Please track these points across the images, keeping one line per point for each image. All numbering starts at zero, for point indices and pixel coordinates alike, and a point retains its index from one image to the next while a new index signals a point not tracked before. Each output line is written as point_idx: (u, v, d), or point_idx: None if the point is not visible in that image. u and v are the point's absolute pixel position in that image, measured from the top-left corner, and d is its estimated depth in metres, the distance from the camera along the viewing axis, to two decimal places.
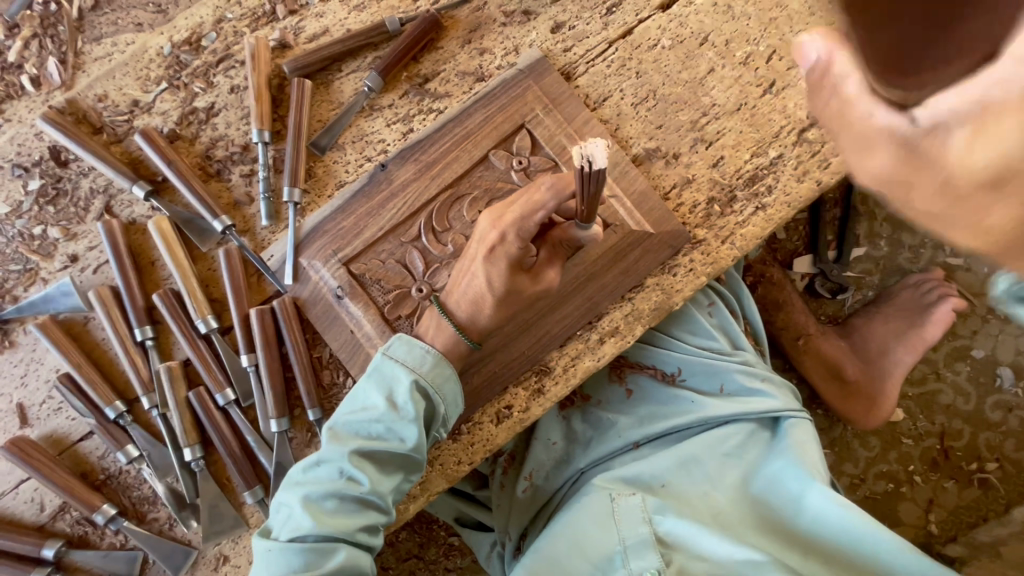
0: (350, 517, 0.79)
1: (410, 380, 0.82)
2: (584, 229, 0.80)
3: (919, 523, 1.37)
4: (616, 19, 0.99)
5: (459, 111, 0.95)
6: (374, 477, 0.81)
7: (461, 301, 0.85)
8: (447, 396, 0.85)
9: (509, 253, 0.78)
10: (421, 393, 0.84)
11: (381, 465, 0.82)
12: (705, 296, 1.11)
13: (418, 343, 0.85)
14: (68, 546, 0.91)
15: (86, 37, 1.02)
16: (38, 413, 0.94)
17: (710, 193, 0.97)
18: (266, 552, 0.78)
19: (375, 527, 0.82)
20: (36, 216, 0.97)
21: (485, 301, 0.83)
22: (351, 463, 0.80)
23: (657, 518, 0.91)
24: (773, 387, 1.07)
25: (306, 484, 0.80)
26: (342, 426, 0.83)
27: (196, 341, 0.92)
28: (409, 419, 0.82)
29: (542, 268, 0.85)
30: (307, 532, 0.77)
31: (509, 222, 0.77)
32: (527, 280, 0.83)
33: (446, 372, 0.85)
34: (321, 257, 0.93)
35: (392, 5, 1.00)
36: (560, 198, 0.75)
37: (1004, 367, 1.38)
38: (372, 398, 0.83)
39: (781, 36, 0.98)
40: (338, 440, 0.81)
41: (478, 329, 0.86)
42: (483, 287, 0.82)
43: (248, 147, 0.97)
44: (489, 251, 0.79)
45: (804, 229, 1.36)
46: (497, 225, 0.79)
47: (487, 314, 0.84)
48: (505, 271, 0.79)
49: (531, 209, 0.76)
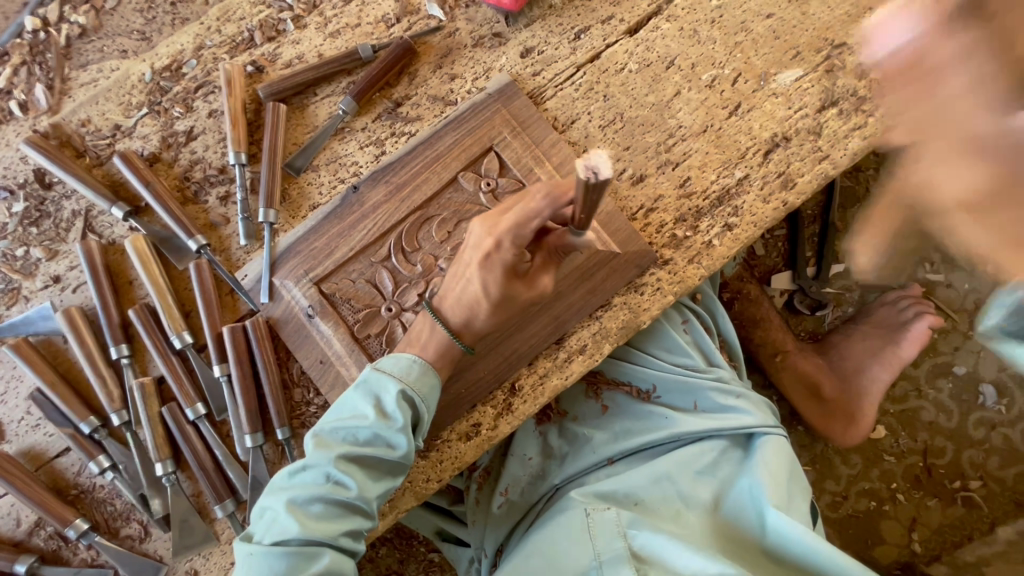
0: (335, 522, 0.80)
1: (398, 389, 0.83)
2: (578, 235, 0.77)
3: (902, 541, 1.35)
4: (584, 44, 1.01)
5: (429, 134, 0.97)
6: (361, 482, 0.81)
7: (456, 306, 0.86)
8: (430, 406, 0.86)
9: (505, 260, 0.79)
10: (407, 402, 0.84)
11: (367, 470, 0.83)
12: (679, 313, 1.10)
13: (405, 355, 0.87)
14: (40, 562, 0.92)
15: (73, 64, 1.05)
16: (16, 429, 0.97)
17: (677, 214, 0.98)
18: (248, 556, 0.78)
19: (359, 532, 0.83)
20: (20, 236, 1.00)
21: (480, 306, 0.84)
22: (338, 467, 0.80)
23: (632, 532, 0.91)
24: (749, 403, 1.06)
25: (292, 489, 0.80)
26: (329, 432, 0.83)
27: (170, 357, 0.94)
28: (398, 426, 0.82)
29: (537, 274, 0.85)
30: (291, 536, 0.77)
31: (504, 229, 0.77)
32: (522, 286, 0.83)
33: (431, 381, 0.86)
34: (293, 277, 0.95)
35: (366, 32, 1.03)
36: (555, 205, 0.74)
37: (986, 384, 1.37)
38: (360, 406, 0.84)
39: (746, 60, 1.00)
40: (324, 446, 0.82)
41: (472, 331, 0.88)
42: (479, 293, 0.82)
43: (225, 169, 1.00)
44: (485, 258, 0.79)
45: (783, 246, 1.37)
46: (492, 232, 0.79)
47: (482, 318, 0.85)
48: (502, 277, 0.80)
49: (526, 218, 0.76)
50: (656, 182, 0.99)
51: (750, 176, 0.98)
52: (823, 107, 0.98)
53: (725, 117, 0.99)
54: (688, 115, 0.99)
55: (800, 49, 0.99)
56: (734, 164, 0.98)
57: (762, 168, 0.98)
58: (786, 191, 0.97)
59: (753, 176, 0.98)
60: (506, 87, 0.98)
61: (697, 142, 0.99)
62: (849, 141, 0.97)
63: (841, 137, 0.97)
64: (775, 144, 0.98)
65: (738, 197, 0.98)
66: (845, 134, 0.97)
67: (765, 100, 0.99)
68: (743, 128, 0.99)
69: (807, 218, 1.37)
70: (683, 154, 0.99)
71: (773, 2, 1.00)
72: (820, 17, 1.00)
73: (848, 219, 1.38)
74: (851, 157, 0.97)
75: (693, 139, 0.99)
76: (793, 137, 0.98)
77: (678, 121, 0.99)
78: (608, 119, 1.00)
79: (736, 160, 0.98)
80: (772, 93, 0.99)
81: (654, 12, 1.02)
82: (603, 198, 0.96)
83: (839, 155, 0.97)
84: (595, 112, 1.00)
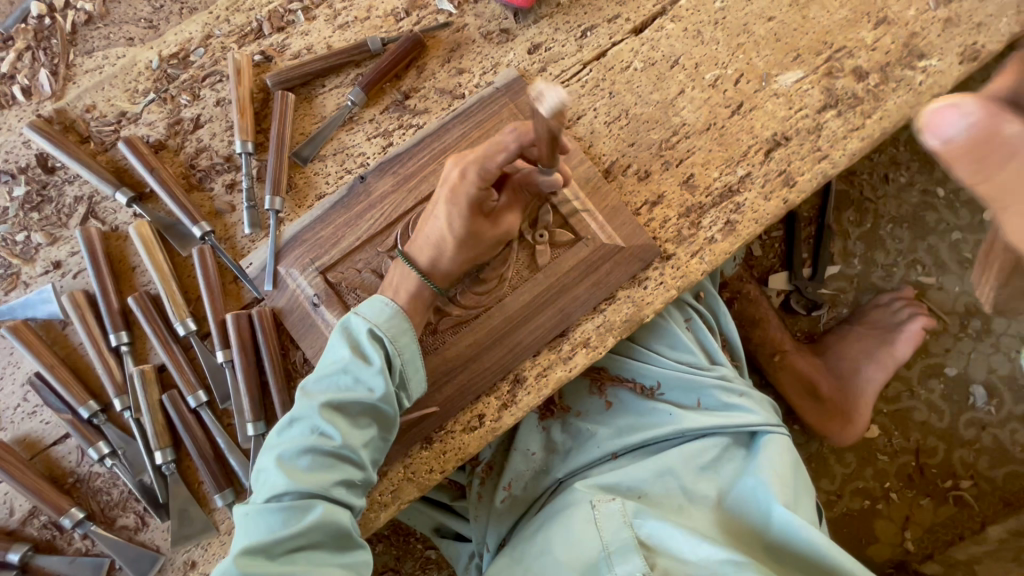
0: (324, 473, 0.79)
1: (367, 328, 0.83)
2: (545, 175, 0.81)
3: (895, 540, 1.37)
4: (590, 42, 1.03)
5: (437, 127, 0.98)
6: (345, 430, 0.80)
7: (423, 245, 0.86)
8: (404, 349, 0.85)
9: (469, 195, 0.79)
10: (379, 342, 0.84)
11: (351, 419, 0.82)
12: (681, 311, 1.12)
13: (379, 298, 0.86)
14: (34, 551, 0.91)
15: (78, 51, 1.05)
16: (12, 417, 0.95)
17: (681, 210, 1.00)
18: (244, 517, 0.78)
19: (353, 484, 0.81)
20: (21, 222, 0.99)
21: (446, 244, 0.84)
22: (322, 417, 0.79)
23: (637, 522, 0.92)
24: (752, 401, 1.07)
25: (281, 444, 0.80)
26: (313, 384, 0.83)
27: (172, 343, 0.93)
28: (375, 367, 0.82)
29: (502, 213, 0.87)
30: (282, 490, 0.76)
31: (471, 161, 0.78)
32: (486, 222, 0.85)
33: (405, 325, 0.85)
34: (298, 266, 0.95)
35: (375, 25, 1.04)
36: (521, 142, 0.74)
37: (977, 385, 1.39)
38: (337, 352, 0.84)
39: (748, 60, 1.02)
40: (309, 397, 0.82)
41: (440, 273, 0.88)
42: (443, 232, 0.83)
43: (231, 157, 1.00)
44: (451, 193, 0.80)
45: (780, 246, 1.39)
46: (461, 165, 0.81)
47: (448, 258, 0.86)
48: (464, 211, 0.80)
49: (493, 151, 0.76)
50: (660, 178, 1.00)
51: (751, 174, 1.00)
52: (823, 108, 1.00)
53: (728, 116, 1.01)
54: (692, 113, 1.01)
55: (801, 52, 1.02)
56: (736, 161, 1.00)
57: (763, 166, 1.00)
58: (787, 189, 0.99)
59: (755, 174, 1.00)
60: (514, 82, 0.99)
61: (700, 140, 1.01)
62: (848, 141, 0.99)
63: (840, 137, 1.00)
64: (777, 143, 1.00)
65: (740, 193, 0.99)
66: (844, 134, 1.00)
67: (766, 100, 1.01)
68: (745, 127, 1.01)
69: (803, 220, 1.40)
70: (686, 151, 1.01)
71: (775, 6, 1.03)
72: (819, 21, 1.02)
73: (843, 221, 1.41)
74: (850, 157, 0.99)
75: (697, 137, 1.01)
76: (794, 136, 1.00)
77: (682, 119, 1.01)
78: (614, 115, 1.01)
79: (738, 158, 1.00)
80: (773, 94, 1.01)
81: (659, 13, 1.04)
82: (608, 193, 0.98)
83: (838, 154, 0.99)
84: (601, 108, 1.02)
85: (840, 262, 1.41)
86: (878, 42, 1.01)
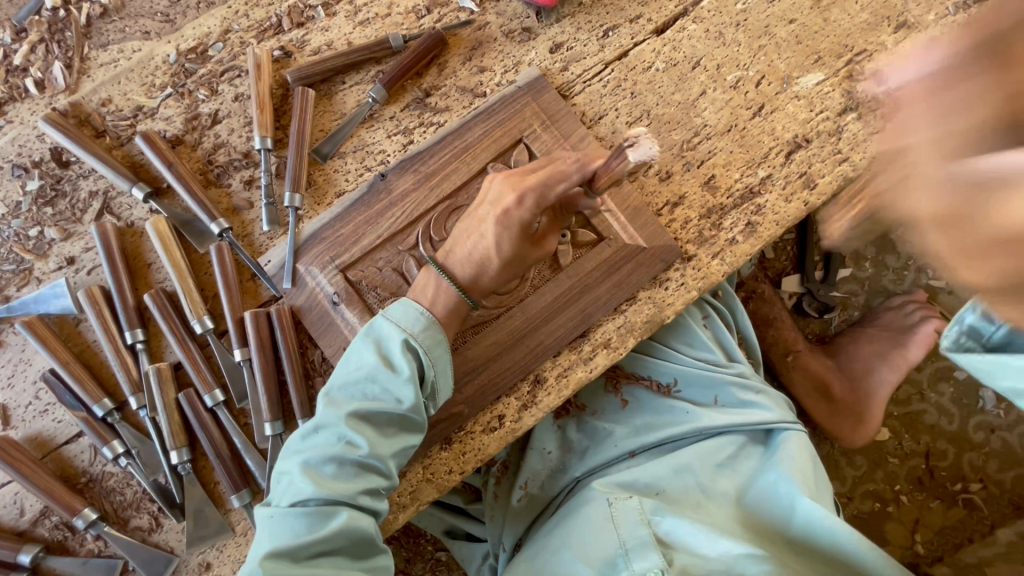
0: (351, 481, 0.78)
1: (402, 338, 0.82)
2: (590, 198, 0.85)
3: (905, 543, 1.37)
4: (612, 41, 1.03)
5: (459, 125, 0.97)
6: (373, 439, 0.79)
7: (464, 260, 0.84)
8: (437, 361, 0.84)
9: (522, 218, 0.79)
10: (412, 354, 0.83)
11: (379, 428, 0.81)
12: (700, 309, 1.12)
13: (414, 305, 0.85)
14: (45, 553, 0.89)
15: (93, 44, 1.03)
16: (23, 415, 0.93)
17: (702, 211, 1.00)
18: (267, 519, 0.77)
19: (378, 492, 0.81)
20: (34, 216, 0.97)
21: (490, 263, 0.83)
22: (350, 426, 0.78)
23: (655, 519, 0.91)
24: (769, 399, 1.07)
25: (305, 451, 0.79)
26: (340, 392, 0.81)
27: (188, 341, 0.92)
28: (405, 377, 0.81)
29: (546, 234, 0.86)
30: (309, 497, 0.75)
31: (530, 185, 0.79)
32: (532, 244, 0.84)
33: (438, 336, 0.84)
34: (318, 264, 0.94)
35: (396, 22, 1.03)
36: (583, 170, 0.81)
37: (986, 389, 1.40)
38: (365, 359, 0.83)
39: (769, 62, 1.02)
40: (335, 405, 0.80)
41: (480, 289, 0.86)
42: (489, 249, 0.82)
43: (250, 154, 0.99)
44: (503, 213, 0.79)
45: (793, 249, 1.40)
46: (516, 188, 0.80)
47: (490, 275, 0.84)
48: (516, 234, 0.80)
49: (554, 179, 0.80)
50: (681, 179, 1.00)
51: (772, 176, 1.00)
52: (843, 110, 1.00)
53: (749, 117, 1.01)
54: (713, 114, 1.01)
55: (821, 54, 1.02)
56: (757, 163, 1.00)
57: (784, 168, 1.00)
58: (807, 191, 0.99)
59: (776, 176, 1.00)
60: (536, 80, 0.99)
61: (722, 141, 1.01)
62: (869, 144, 0.99)
63: (861, 140, 1.00)
64: (798, 146, 1.00)
65: (761, 195, 0.99)
66: (865, 137, 1.00)
67: (787, 102, 1.01)
68: (766, 128, 1.01)
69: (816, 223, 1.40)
70: (707, 152, 1.00)
71: (796, 8, 1.03)
72: (840, 25, 1.02)
73: None
74: (870, 159, 0.99)
75: (718, 138, 1.01)
76: (815, 138, 1.00)
77: (703, 120, 1.01)
78: (635, 115, 1.01)
79: (759, 160, 1.00)
80: (794, 96, 1.01)
81: (681, 13, 1.04)
82: (630, 193, 0.97)
83: (859, 157, 0.99)
84: (622, 108, 1.01)
85: (852, 265, 1.42)
86: (898, 46, 1.01)
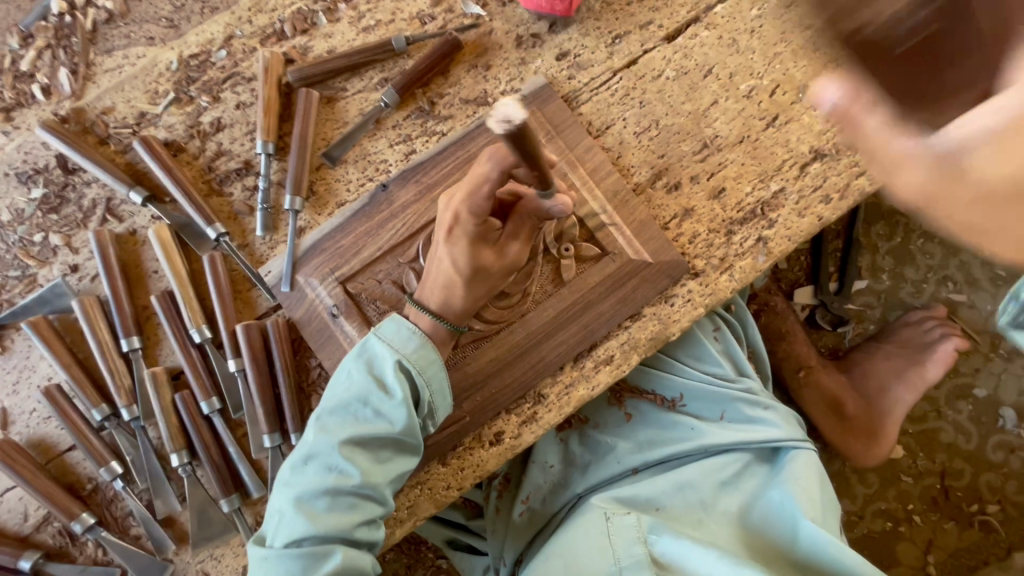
0: (346, 514, 0.77)
1: (395, 360, 0.81)
2: (547, 199, 0.78)
3: (917, 563, 1.33)
4: (621, 49, 1.00)
5: (462, 134, 0.95)
6: (365, 467, 0.78)
7: (433, 287, 0.84)
8: (431, 379, 0.83)
9: (466, 232, 0.78)
10: (406, 375, 0.82)
11: (372, 455, 0.80)
12: (712, 320, 1.08)
13: (406, 324, 0.84)
14: (46, 558, 0.90)
15: (98, 50, 1.03)
16: (26, 420, 0.94)
17: (711, 225, 0.96)
18: (262, 559, 0.76)
19: (374, 520, 0.80)
20: (39, 223, 0.98)
21: (456, 285, 0.82)
22: (340, 456, 0.77)
23: (652, 538, 0.88)
24: (777, 414, 1.03)
25: (296, 485, 0.77)
26: (330, 418, 0.80)
27: (188, 349, 0.92)
28: (397, 400, 0.79)
29: (505, 243, 0.83)
30: (303, 536, 0.74)
31: (459, 202, 0.77)
32: (491, 255, 0.82)
33: (431, 356, 0.83)
34: (318, 275, 0.93)
35: (400, 28, 1.01)
36: (502, 168, 0.73)
37: (1007, 407, 1.35)
38: (355, 380, 0.81)
39: (785, 71, 0.98)
40: (325, 433, 0.79)
41: (455, 312, 0.85)
42: (450, 271, 0.81)
43: (251, 162, 0.98)
44: (448, 234, 0.79)
45: (807, 260, 1.36)
46: (450, 206, 0.79)
47: (460, 297, 0.83)
48: (465, 250, 0.79)
49: (477, 183, 0.74)
50: (690, 192, 0.97)
51: (785, 189, 0.96)
52: None
53: (762, 128, 0.97)
54: (725, 124, 0.97)
55: None
56: (770, 176, 0.96)
57: (798, 181, 0.96)
58: (822, 206, 0.96)
59: (789, 189, 0.96)
60: (542, 89, 0.96)
61: (733, 152, 0.97)
62: None
63: None
64: (813, 158, 0.96)
65: (774, 209, 0.96)
66: None
67: (803, 112, 0.97)
68: (780, 140, 0.97)
69: (831, 233, 1.36)
70: (718, 164, 0.97)
71: None
72: None
73: (872, 235, 1.36)
74: None
75: (729, 149, 0.97)
76: (833, 152, 0.96)
77: (715, 131, 0.97)
78: (644, 125, 0.98)
79: (772, 172, 0.96)
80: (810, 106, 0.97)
81: (694, 19, 1.00)
82: (637, 206, 0.95)
83: None
84: (631, 118, 0.99)
85: (869, 277, 1.37)
86: None
